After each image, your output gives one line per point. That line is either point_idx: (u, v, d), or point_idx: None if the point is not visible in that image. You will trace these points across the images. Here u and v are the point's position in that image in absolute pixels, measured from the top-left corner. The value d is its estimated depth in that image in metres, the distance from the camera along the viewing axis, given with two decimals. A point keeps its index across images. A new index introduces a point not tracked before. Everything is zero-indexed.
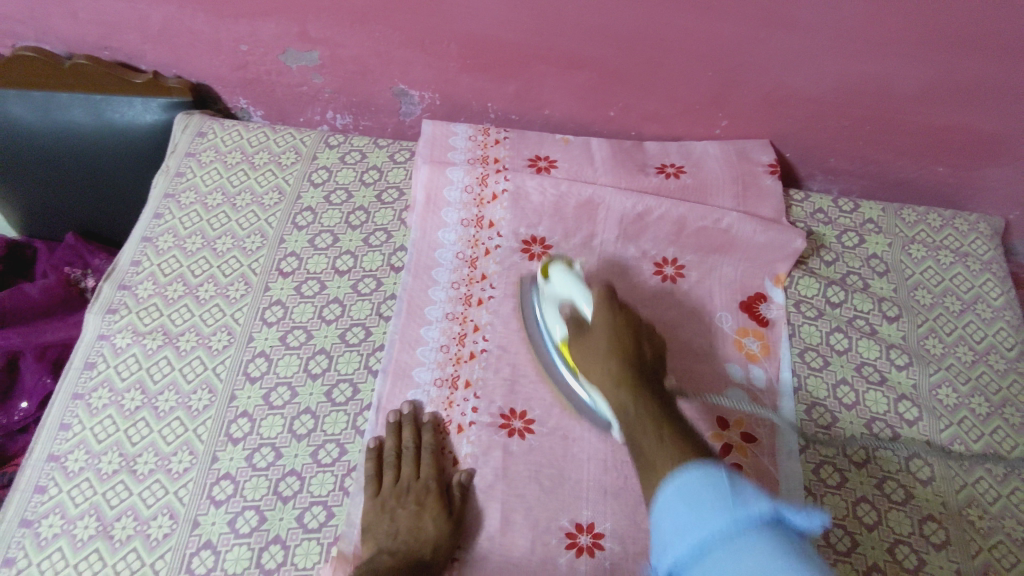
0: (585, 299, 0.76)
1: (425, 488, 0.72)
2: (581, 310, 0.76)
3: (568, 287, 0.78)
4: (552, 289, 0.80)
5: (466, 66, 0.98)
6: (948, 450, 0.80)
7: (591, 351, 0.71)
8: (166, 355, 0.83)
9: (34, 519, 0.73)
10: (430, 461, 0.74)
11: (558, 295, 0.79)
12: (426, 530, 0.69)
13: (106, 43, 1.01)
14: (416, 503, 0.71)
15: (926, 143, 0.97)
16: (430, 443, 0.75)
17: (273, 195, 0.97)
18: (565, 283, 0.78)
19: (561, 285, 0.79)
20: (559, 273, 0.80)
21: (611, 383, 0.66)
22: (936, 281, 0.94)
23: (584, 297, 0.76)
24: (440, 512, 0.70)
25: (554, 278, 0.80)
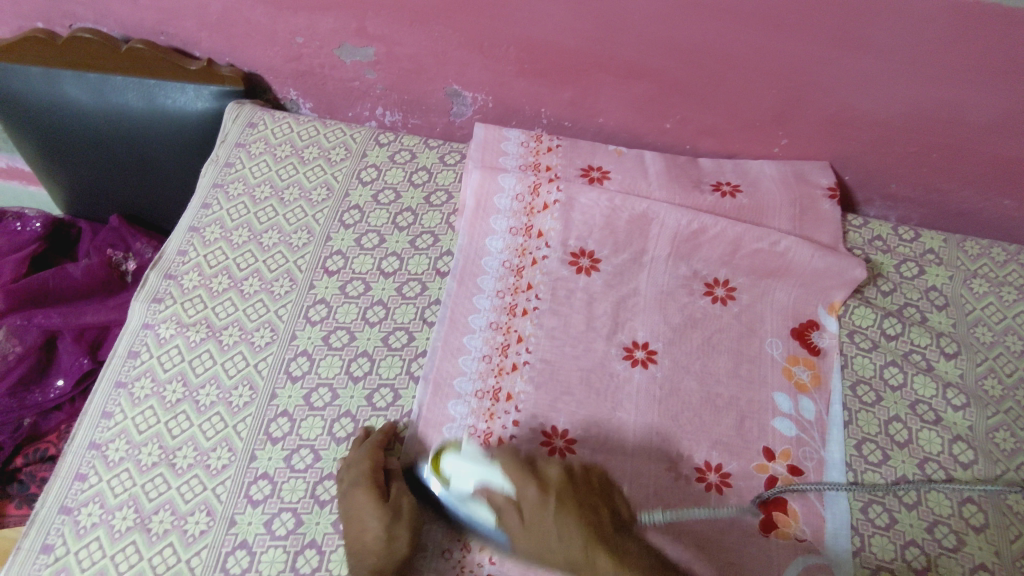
0: (497, 477, 0.65)
1: (356, 485, 0.70)
2: (498, 490, 0.64)
3: (472, 471, 0.67)
4: (456, 488, 0.68)
5: (523, 70, 0.96)
6: (1004, 497, 0.77)
7: (546, 535, 0.61)
8: (208, 349, 0.83)
9: (74, 506, 0.73)
10: (363, 460, 0.71)
11: (468, 487, 0.67)
12: (370, 526, 0.67)
13: (163, 28, 1.00)
14: (352, 501, 0.69)
15: (994, 175, 0.94)
16: (368, 444, 0.74)
17: (321, 191, 0.96)
18: (466, 468, 0.67)
19: (464, 467, 0.67)
20: (457, 462, 0.68)
21: (576, 557, 0.60)
22: (997, 318, 0.90)
23: (494, 473, 0.65)
24: (375, 503, 0.68)
25: (452, 467, 0.68)
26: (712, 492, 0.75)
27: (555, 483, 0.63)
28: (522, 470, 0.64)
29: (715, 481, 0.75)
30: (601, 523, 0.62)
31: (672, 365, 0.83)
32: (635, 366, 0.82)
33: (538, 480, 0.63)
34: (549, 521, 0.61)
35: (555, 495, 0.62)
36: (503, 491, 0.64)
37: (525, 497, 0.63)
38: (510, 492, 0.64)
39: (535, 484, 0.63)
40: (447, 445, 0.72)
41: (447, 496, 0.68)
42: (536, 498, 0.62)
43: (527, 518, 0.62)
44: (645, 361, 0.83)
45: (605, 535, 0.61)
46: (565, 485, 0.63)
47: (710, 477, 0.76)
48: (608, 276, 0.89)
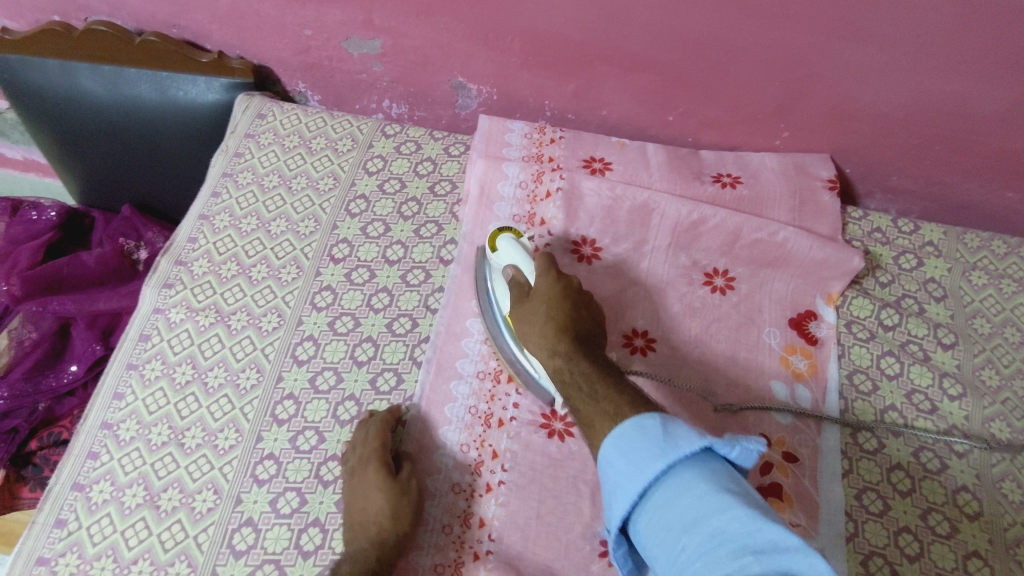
0: (528, 267, 0.77)
1: (366, 463, 0.71)
2: (524, 279, 0.76)
3: (512, 255, 0.78)
4: (499, 261, 0.80)
5: (527, 62, 0.97)
6: (998, 486, 0.78)
7: (534, 317, 0.72)
8: (217, 333, 0.85)
9: (86, 483, 0.75)
10: (373, 437, 0.73)
11: (504, 265, 0.79)
12: (376, 502, 0.69)
13: (175, 21, 1.03)
14: (361, 479, 0.71)
15: (996, 167, 0.94)
16: (377, 421, 0.75)
17: (328, 180, 0.98)
18: (511, 251, 0.78)
19: (505, 253, 0.78)
20: (508, 242, 0.79)
21: (542, 339, 0.70)
22: (996, 310, 0.91)
23: (526, 265, 0.77)
24: (384, 482, 0.69)
25: (501, 247, 0.79)
26: None
27: (568, 284, 0.73)
28: (548, 266, 0.74)
29: None
30: (584, 323, 0.70)
31: (671, 352, 0.84)
32: (634, 354, 0.84)
33: (552, 279, 0.73)
34: (546, 298, 0.72)
35: (563, 287, 0.72)
36: (524, 278, 0.76)
37: (538, 284, 0.74)
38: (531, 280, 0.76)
39: (552, 277, 0.74)
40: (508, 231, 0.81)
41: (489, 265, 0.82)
42: (548, 288, 0.73)
43: (533, 299, 0.74)
44: (644, 349, 0.84)
45: (581, 333, 0.69)
46: (569, 292, 0.72)
47: None
48: (609, 265, 0.90)
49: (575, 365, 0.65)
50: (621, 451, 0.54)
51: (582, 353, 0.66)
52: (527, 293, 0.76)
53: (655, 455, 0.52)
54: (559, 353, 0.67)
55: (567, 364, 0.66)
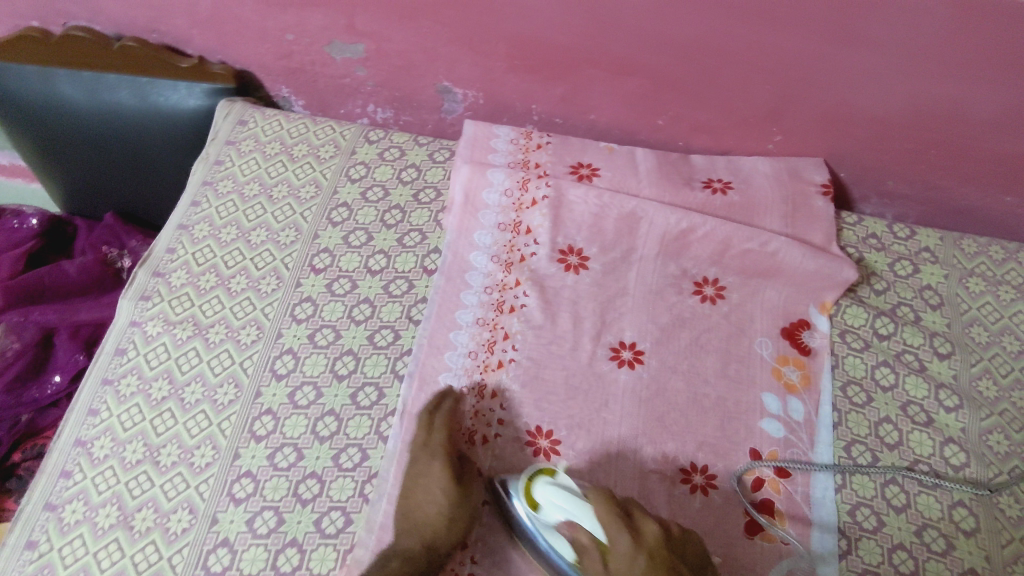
0: (591, 520, 0.64)
1: (432, 454, 0.71)
2: (590, 537, 0.64)
3: (564, 506, 0.65)
4: (548, 516, 0.66)
5: (513, 66, 0.95)
6: (996, 501, 0.76)
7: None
8: (195, 347, 0.83)
9: (59, 503, 0.74)
10: (442, 432, 0.73)
11: (558, 519, 0.66)
12: (437, 500, 0.68)
13: (154, 26, 1.01)
14: (423, 472, 0.70)
15: (994, 172, 0.92)
16: (446, 411, 0.75)
17: (310, 188, 0.96)
18: (557, 501, 0.66)
19: (558, 504, 0.66)
20: (551, 488, 0.66)
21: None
22: (993, 318, 0.89)
23: (585, 515, 0.64)
24: (447, 478, 0.69)
25: (546, 498, 0.66)
26: (697, 494, 0.74)
27: (650, 542, 0.62)
28: (619, 519, 0.63)
29: (700, 483, 0.75)
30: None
31: (660, 365, 0.82)
32: (622, 366, 0.81)
33: (631, 532, 0.62)
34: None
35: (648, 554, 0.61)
36: (594, 537, 0.64)
37: (615, 545, 0.62)
38: (600, 535, 0.63)
39: (631, 534, 0.62)
40: (537, 473, 0.69)
41: (533, 524, 0.67)
42: (629, 548, 0.61)
43: (615, 570, 0.61)
44: (631, 361, 0.82)
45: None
46: (660, 552, 0.61)
47: (695, 479, 0.75)
48: (597, 275, 0.88)
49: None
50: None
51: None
52: (598, 555, 0.63)
53: None
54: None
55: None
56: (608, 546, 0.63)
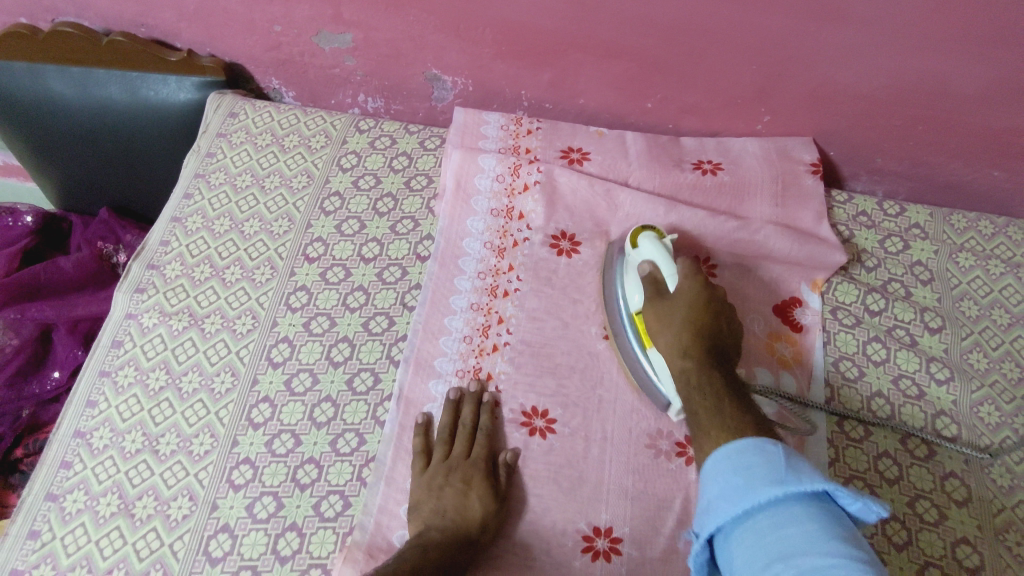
0: (669, 271, 0.76)
1: (474, 465, 0.72)
2: (664, 283, 0.76)
3: (653, 253, 0.77)
4: (639, 256, 0.79)
5: (501, 52, 0.95)
6: (987, 472, 0.77)
7: (671, 319, 0.73)
8: (191, 337, 0.83)
9: (60, 493, 0.74)
10: (482, 442, 0.74)
11: (643, 262, 0.78)
12: (473, 508, 0.69)
13: (142, 20, 1.01)
14: (463, 481, 0.71)
15: (983, 146, 0.92)
16: (486, 425, 0.75)
17: (301, 178, 0.96)
18: (650, 249, 0.78)
19: (649, 250, 0.78)
20: (649, 241, 0.78)
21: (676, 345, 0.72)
22: (984, 292, 0.89)
23: (667, 265, 0.76)
24: (486, 490, 0.70)
25: (643, 245, 0.79)
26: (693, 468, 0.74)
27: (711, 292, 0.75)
28: (692, 270, 0.76)
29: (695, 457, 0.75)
30: (711, 337, 0.72)
31: None
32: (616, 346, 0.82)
33: (696, 284, 0.75)
34: (679, 310, 0.73)
35: (698, 299, 0.74)
36: (666, 283, 0.76)
37: (679, 287, 0.75)
38: (669, 280, 0.75)
39: (695, 282, 0.75)
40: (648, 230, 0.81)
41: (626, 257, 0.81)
42: (688, 290, 0.74)
43: (673, 298, 0.74)
44: None
45: (705, 350, 0.71)
46: (708, 305, 0.74)
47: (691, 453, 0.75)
48: (589, 257, 0.88)
49: (704, 376, 0.69)
50: (736, 467, 0.55)
51: (709, 371, 0.69)
52: (664, 292, 0.75)
53: (773, 480, 0.52)
54: (688, 364, 0.70)
55: (694, 381, 0.69)
56: (671, 290, 0.75)
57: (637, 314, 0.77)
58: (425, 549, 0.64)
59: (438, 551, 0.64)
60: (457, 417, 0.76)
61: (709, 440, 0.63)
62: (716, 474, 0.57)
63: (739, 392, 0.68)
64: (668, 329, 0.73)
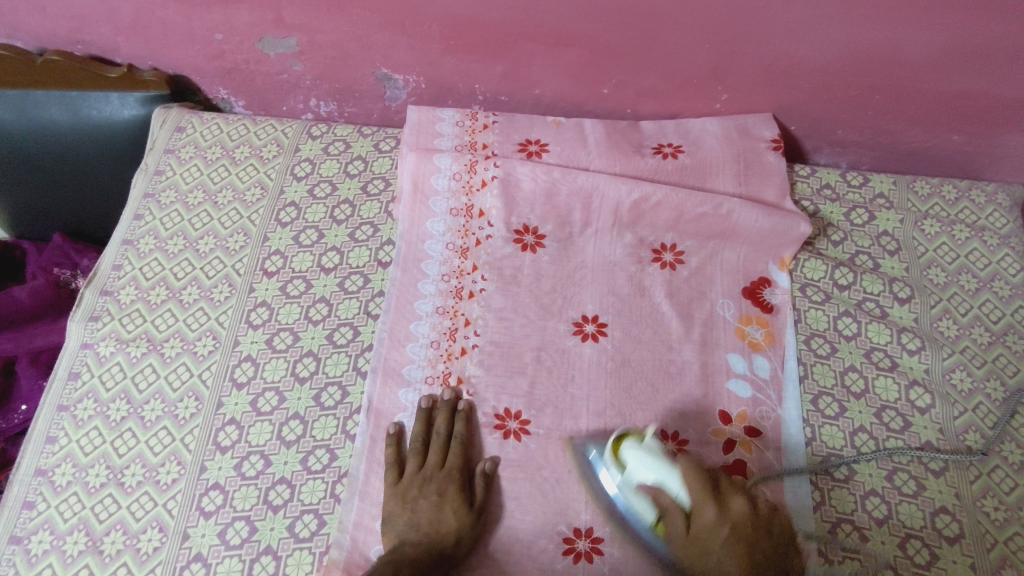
0: (677, 484, 0.65)
1: (449, 478, 0.71)
2: (676, 508, 0.65)
3: (653, 469, 0.66)
4: (632, 477, 0.67)
5: (450, 47, 0.93)
6: (962, 438, 0.77)
7: (711, 562, 0.61)
8: (151, 363, 0.81)
9: (24, 535, 0.72)
10: (457, 452, 0.73)
11: (643, 481, 0.66)
12: (447, 522, 0.68)
13: (78, 37, 0.99)
14: (437, 493, 0.70)
15: (941, 111, 0.91)
16: (461, 434, 0.74)
17: (255, 190, 0.94)
18: (647, 463, 0.66)
19: (643, 467, 0.66)
20: (634, 453, 0.67)
21: None
22: (950, 258, 0.89)
23: (674, 480, 0.65)
24: (462, 504, 0.69)
25: (630, 462, 0.67)
26: None
27: (738, 511, 0.63)
28: (705, 488, 0.63)
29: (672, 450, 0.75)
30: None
31: (624, 336, 0.82)
32: (586, 341, 0.81)
33: (719, 505, 0.63)
34: (719, 545, 0.61)
35: (738, 535, 0.61)
36: (681, 504, 0.64)
37: (702, 516, 0.63)
38: (685, 501, 0.64)
39: (717, 506, 0.63)
40: (627, 433, 0.70)
41: (617, 482, 0.69)
42: (713, 522, 0.62)
43: (698, 536, 0.63)
44: (595, 334, 0.81)
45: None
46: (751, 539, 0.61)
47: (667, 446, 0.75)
48: (554, 251, 0.87)
49: None
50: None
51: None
52: (681, 520, 0.64)
53: None
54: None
55: None
56: (692, 516, 0.64)
57: (654, 523, 0.67)
58: (398, 566, 0.63)
59: (412, 567, 0.63)
60: (430, 426, 0.75)
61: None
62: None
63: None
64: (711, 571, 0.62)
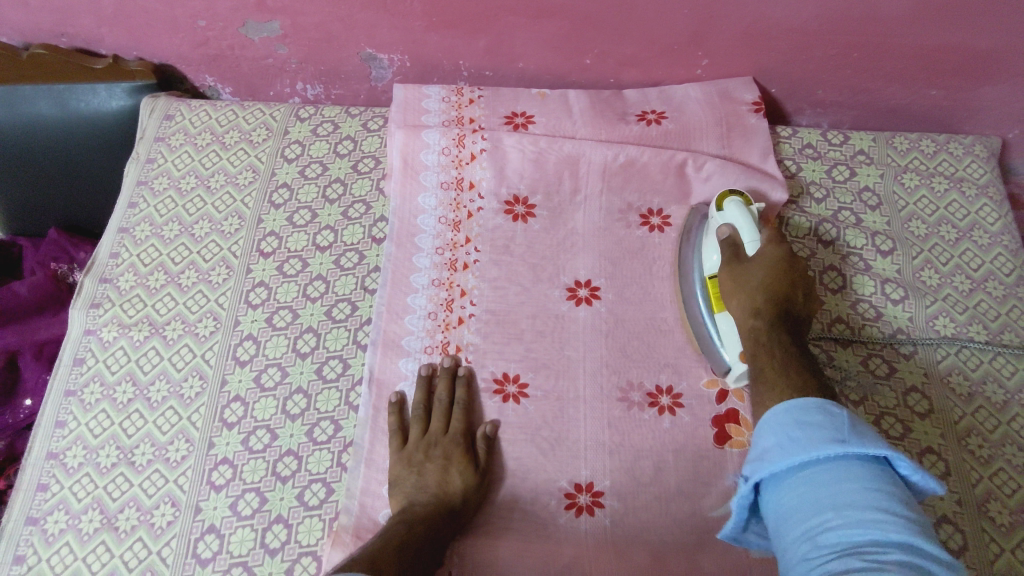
0: (751, 234, 0.76)
1: (453, 442, 0.73)
2: (742, 246, 0.76)
3: (737, 218, 0.78)
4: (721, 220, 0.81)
5: (432, 24, 0.94)
6: (947, 381, 0.79)
7: (750, 279, 0.73)
8: (153, 346, 0.83)
9: (40, 516, 0.74)
10: (460, 416, 0.75)
11: (722, 224, 0.80)
12: (454, 483, 0.70)
13: (61, 30, 0.99)
14: (443, 457, 0.72)
15: (918, 66, 0.93)
16: (462, 398, 0.76)
17: (247, 174, 0.95)
18: (735, 214, 0.79)
19: (733, 213, 0.79)
20: (734, 204, 0.80)
21: (749, 305, 0.72)
22: (931, 211, 0.91)
23: (749, 230, 0.77)
24: (467, 466, 0.71)
25: (728, 206, 0.80)
26: (665, 415, 0.77)
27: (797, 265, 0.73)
28: (777, 238, 0.75)
29: (667, 403, 0.77)
30: (787, 317, 0.70)
31: (616, 298, 0.84)
32: (580, 305, 0.83)
33: (781, 251, 0.74)
34: (763, 271, 0.73)
35: (787, 275, 0.72)
36: (745, 239, 0.76)
37: (761, 253, 0.74)
38: (748, 244, 0.76)
39: (783, 249, 0.74)
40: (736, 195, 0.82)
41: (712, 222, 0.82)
42: (773, 255, 0.73)
43: (752, 261, 0.74)
44: (589, 297, 0.84)
45: (777, 314, 0.70)
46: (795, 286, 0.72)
47: (662, 400, 0.77)
48: (544, 220, 0.89)
49: (772, 341, 0.68)
50: (796, 421, 0.57)
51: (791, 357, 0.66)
52: (740, 254, 0.76)
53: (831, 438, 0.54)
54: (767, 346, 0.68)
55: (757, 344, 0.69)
56: (750, 254, 0.75)
57: (711, 276, 0.79)
58: (410, 524, 0.64)
59: (423, 525, 0.64)
60: (431, 394, 0.77)
61: (775, 394, 0.63)
62: (774, 425, 0.58)
63: (809, 359, 0.66)
64: (748, 291, 0.73)
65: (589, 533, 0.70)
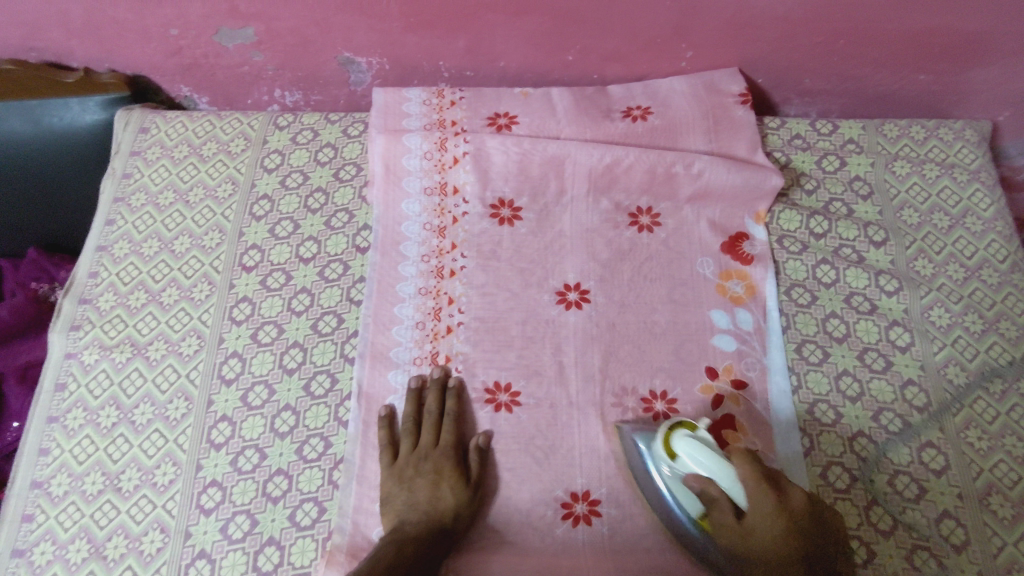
0: (727, 481, 0.62)
1: (444, 456, 0.71)
2: (727, 501, 0.62)
3: (703, 462, 0.63)
4: (684, 469, 0.65)
5: (410, 24, 0.92)
6: (944, 373, 0.78)
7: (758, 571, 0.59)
8: (136, 368, 0.81)
9: (27, 547, 0.72)
10: (451, 429, 0.73)
11: (688, 473, 0.65)
12: (445, 499, 0.68)
13: (30, 44, 0.97)
14: (433, 472, 0.70)
15: (906, 51, 0.91)
16: (453, 411, 0.74)
17: (226, 186, 0.93)
18: (698, 455, 0.64)
19: (695, 458, 0.64)
20: (688, 444, 0.65)
21: None
22: (923, 198, 0.90)
23: (725, 478, 0.62)
24: (458, 480, 0.70)
25: (681, 451, 0.65)
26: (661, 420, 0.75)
27: (796, 507, 0.60)
28: (762, 490, 0.60)
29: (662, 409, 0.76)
30: (817, 570, 0.58)
31: (607, 302, 0.82)
32: (570, 309, 0.82)
33: (774, 498, 0.60)
34: (772, 539, 0.59)
35: (789, 522, 0.59)
36: (732, 500, 0.61)
37: (757, 520, 0.60)
38: (736, 501, 0.61)
39: (773, 502, 0.59)
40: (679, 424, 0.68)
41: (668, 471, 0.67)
42: (766, 520, 0.59)
43: (749, 535, 0.60)
44: (578, 302, 0.82)
45: None
46: (799, 530, 0.59)
47: (657, 406, 0.76)
48: (531, 223, 0.87)
49: None
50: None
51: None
52: (732, 521, 0.61)
53: None
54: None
55: None
56: (744, 513, 0.61)
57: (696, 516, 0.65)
58: (399, 544, 0.63)
59: (414, 545, 0.64)
60: (421, 406, 0.75)
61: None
62: None
63: None
64: (759, 553, 0.59)
65: (587, 542, 0.69)
